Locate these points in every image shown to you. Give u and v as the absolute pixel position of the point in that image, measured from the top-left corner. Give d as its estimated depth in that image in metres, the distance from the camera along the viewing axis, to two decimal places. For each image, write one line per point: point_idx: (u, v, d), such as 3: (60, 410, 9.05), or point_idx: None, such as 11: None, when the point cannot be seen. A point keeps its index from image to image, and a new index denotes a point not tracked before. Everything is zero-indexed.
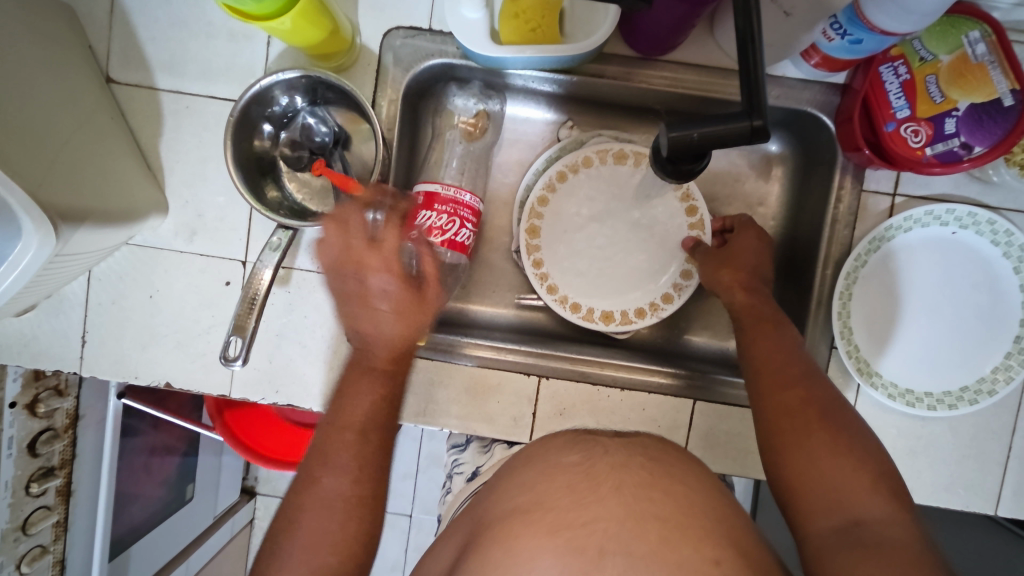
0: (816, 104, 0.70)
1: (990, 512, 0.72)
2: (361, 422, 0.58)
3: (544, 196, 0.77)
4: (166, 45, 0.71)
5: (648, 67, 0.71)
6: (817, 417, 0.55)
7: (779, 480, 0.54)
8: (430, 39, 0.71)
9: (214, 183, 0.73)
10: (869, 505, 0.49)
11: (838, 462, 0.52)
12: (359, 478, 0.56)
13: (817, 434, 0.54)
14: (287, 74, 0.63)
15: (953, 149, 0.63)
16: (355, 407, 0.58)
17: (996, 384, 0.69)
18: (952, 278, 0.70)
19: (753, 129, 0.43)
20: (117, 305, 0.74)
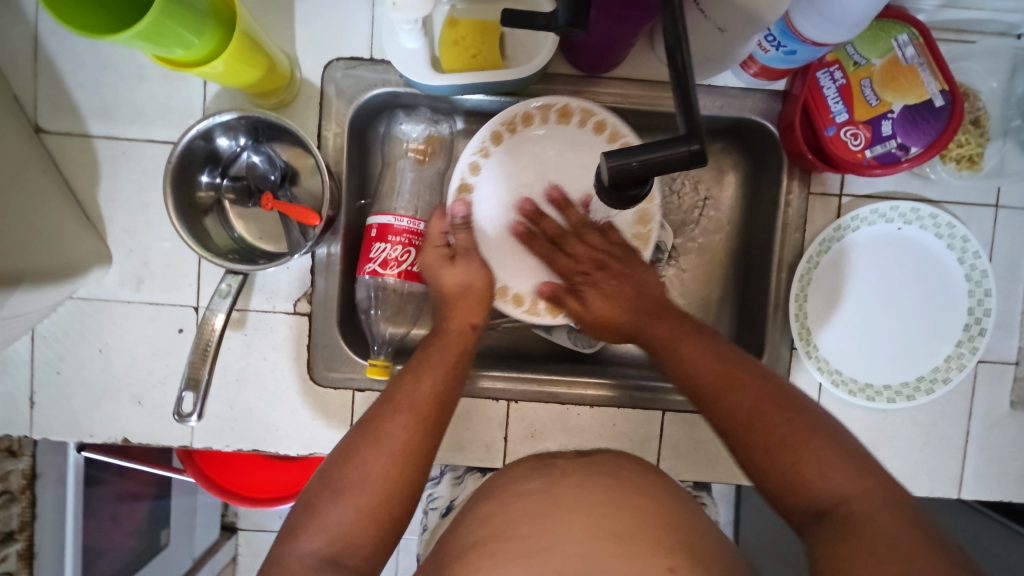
0: (759, 112, 0.71)
1: (954, 496, 0.75)
2: (384, 462, 0.54)
3: (477, 163, 0.70)
4: (97, 90, 0.69)
5: (596, 85, 0.71)
6: (778, 408, 0.52)
7: (767, 480, 0.51)
8: (372, 69, 0.70)
9: (159, 229, 0.71)
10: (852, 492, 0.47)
11: (822, 462, 0.48)
12: (408, 470, 0.55)
13: (786, 433, 0.50)
14: (223, 116, 0.61)
15: (891, 151, 0.64)
16: (376, 451, 0.55)
17: (952, 372, 0.71)
18: (904, 272, 0.72)
19: (691, 154, 0.42)
20: (64, 362, 0.71)
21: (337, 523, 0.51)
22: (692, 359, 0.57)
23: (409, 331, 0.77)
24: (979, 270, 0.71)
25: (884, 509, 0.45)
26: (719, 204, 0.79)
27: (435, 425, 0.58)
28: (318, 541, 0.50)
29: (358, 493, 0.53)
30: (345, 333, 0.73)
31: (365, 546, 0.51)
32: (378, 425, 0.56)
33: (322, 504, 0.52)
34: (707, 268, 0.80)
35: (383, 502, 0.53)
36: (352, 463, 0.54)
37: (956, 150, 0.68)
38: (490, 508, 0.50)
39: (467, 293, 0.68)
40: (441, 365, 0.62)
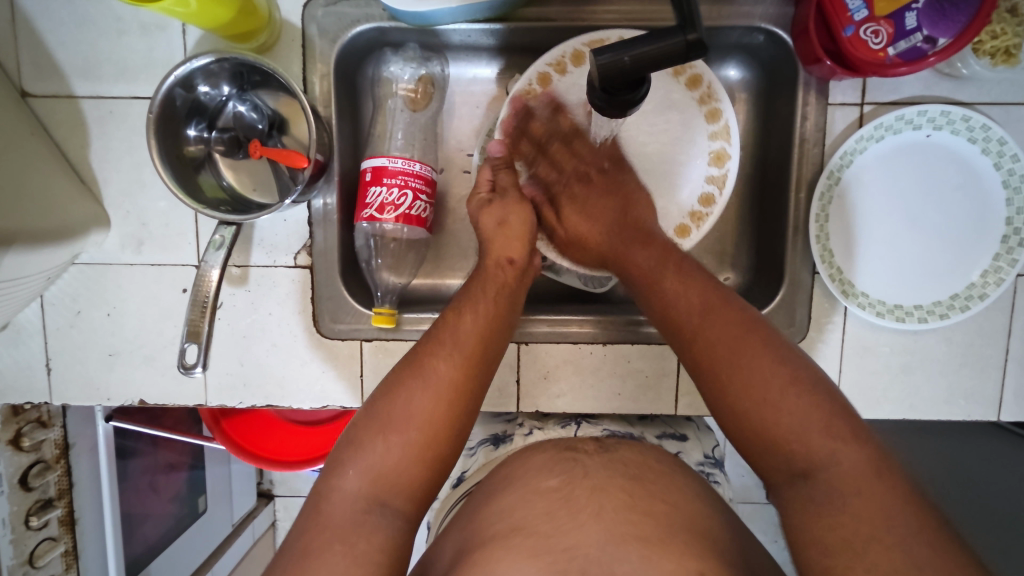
0: (769, 18, 0.66)
1: (993, 419, 0.71)
2: (434, 400, 0.53)
3: (521, 97, 0.68)
4: (77, 49, 0.67)
5: (592, 3, 0.67)
6: (736, 331, 0.54)
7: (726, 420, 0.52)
8: (353, 4, 0.66)
9: (153, 188, 0.70)
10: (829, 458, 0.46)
11: (797, 411, 0.49)
12: (456, 407, 0.54)
13: (762, 380, 0.51)
14: (201, 60, 0.59)
15: (916, 45, 0.59)
16: (421, 390, 0.54)
17: (989, 287, 0.66)
18: (934, 184, 0.67)
19: (687, 44, 0.39)
20: (75, 328, 0.71)
21: (381, 462, 0.51)
22: (679, 294, 0.58)
23: (411, 280, 0.75)
24: (1018, 175, 0.65)
25: (829, 446, 0.47)
26: (730, 127, 0.75)
27: (479, 367, 0.57)
28: (363, 482, 0.50)
29: (406, 433, 0.52)
30: (349, 284, 0.71)
31: (410, 486, 0.51)
32: (424, 362, 0.55)
33: (366, 444, 0.52)
34: None
35: (425, 446, 0.52)
36: (399, 402, 0.53)
37: (990, 42, 0.61)
38: (509, 502, 0.49)
39: (509, 226, 0.65)
40: (487, 308, 0.60)
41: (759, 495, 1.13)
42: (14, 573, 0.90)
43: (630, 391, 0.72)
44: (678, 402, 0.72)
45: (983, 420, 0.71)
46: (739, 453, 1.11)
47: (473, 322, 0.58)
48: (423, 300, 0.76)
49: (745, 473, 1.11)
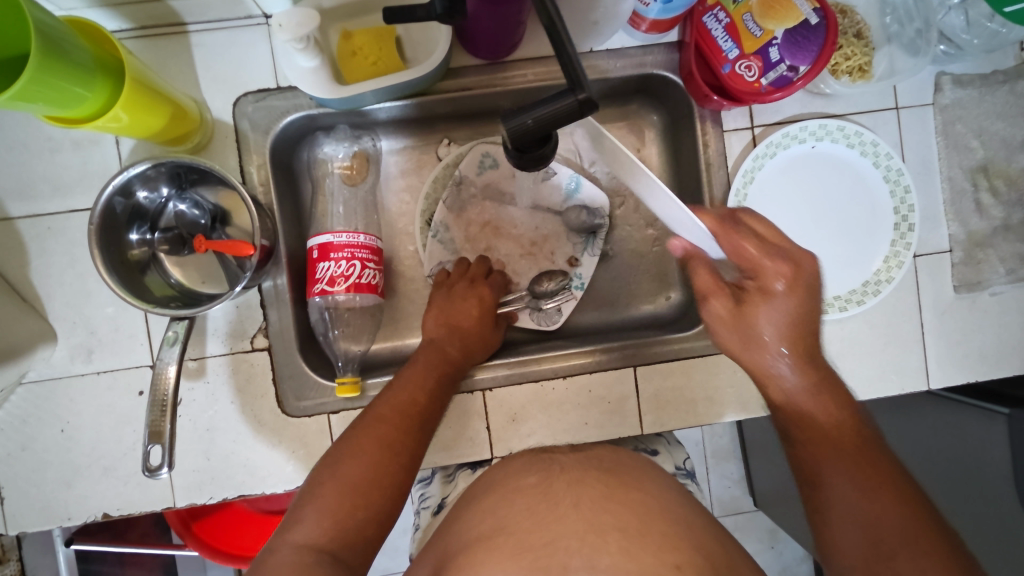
0: (659, 65, 0.74)
1: (925, 388, 0.77)
2: (394, 443, 0.58)
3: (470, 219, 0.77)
4: (9, 171, 0.68)
5: (502, 70, 0.74)
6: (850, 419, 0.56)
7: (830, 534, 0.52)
8: (281, 97, 0.71)
9: (100, 295, 0.70)
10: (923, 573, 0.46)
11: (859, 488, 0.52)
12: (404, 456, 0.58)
13: (865, 487, 0.51)
14: (138, 167, 0.61)
15: (783, 74, 0.67)
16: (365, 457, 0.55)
17: (890, 270, 0.74)
18: (826, 192, 0.76)
19: (579, 102, 0.44)
20: (28, 450, 0.69)
21: (330, 508, 0.51)
22: (819, 421, 0.57)
23: (370, 345, 0.78)
24: (895, 169, 0.74)
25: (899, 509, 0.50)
26: (647, 161, 0.84)
27: (427, 418, 0.62)
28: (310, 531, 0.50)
29: (351, 480, 0.53)
30: (309, 360, 0.73)
31: (359, 537, 0.51)
32: (371, 421, 0.59)
33: (312, 496, 0.52)
34: (649, 221, 0.84)
35: (362, 501, 0.53)
36: (349, 457, 0.55)
37: (845, 63, 0.71)
38: (488, 503, 0.51)
39: (477, 300, 0.75)
40: (434, 363, 0.68)
41: (745, 503, 1.17)
42: None
43: (596, 418, 0.75)
44: (643, 421, 0.76)
45: (917, 391, 0.77)
46: (721, 464, 1.15)
47: (423, 380, 0.65)
48: (385, 365, 0.79)
49: (729, 484, 1.16)
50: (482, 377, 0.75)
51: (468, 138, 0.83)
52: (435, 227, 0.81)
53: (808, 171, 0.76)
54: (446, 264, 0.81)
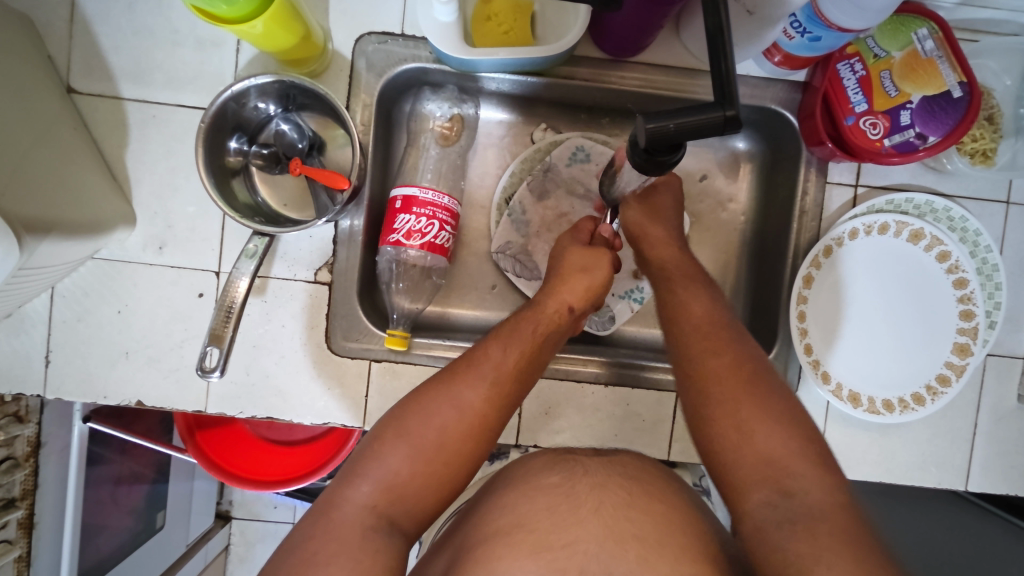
0: (779, 101, 0.73)
1: (961, 488, 0.75)
2: (474, 421, 0.54)
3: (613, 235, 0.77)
4: (130, 53, 0.70)
5: (620, 69, 0.73)
6: (751, 385, 0.55)
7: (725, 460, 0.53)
8: (403, 44, 0.71)
9: (185, 193, 0.71)
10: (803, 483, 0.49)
11: (775, 438, 0.52)
12: (474, 438, 0.54)
13: (747, 416, 0.53)
14: (261, 78, 0.62)
15: (909, 140, 0.66)
16: (442, 424, 0.53)
17: (960, 369, 0.71)
18: (912, 275, 0.73)
19: (725, 118, 0.44)
20: (83, 322, 0.71)
21: (393, 475, 0.51)
22: (706, 360, 0.58)
23: (424, 306, 0.78)
24: (990, 264, 0.72)
25: (809, 459, 0.51)
26: (735, 195, 0.82)
27: (506, 401, 0.57)
28: (370, 492, 0.50)
29: (420, 452, 0.52)
30: (364, 305, 0.73)
31: (418, 507, 0.51)
32: (452, 386, 0.55)
33: (379, 454, 0.52)
34: (723, 255, 0.82)
35: (425, 476, 0.51)
36: (426, 418, 0.53)
37: (971, 143, 0.70)
38: (509, 498, 0.51)
39: (588, 279, 0.66)
40: (528, 339, 0.60)
41: None
42: None
43: (627, 432, 0.75)
44: (671, 447, 0.75)
45: (952, 489, 0.75)
46: None
47: (513, 361, 0.58)
48: (432, 328, 0.79)
49: None
50: None
51: (566, 128, 0.82)
52: (512, 207, 0.80)
53: (895, 252, 0.73)
54: (513, 245, 0.80)
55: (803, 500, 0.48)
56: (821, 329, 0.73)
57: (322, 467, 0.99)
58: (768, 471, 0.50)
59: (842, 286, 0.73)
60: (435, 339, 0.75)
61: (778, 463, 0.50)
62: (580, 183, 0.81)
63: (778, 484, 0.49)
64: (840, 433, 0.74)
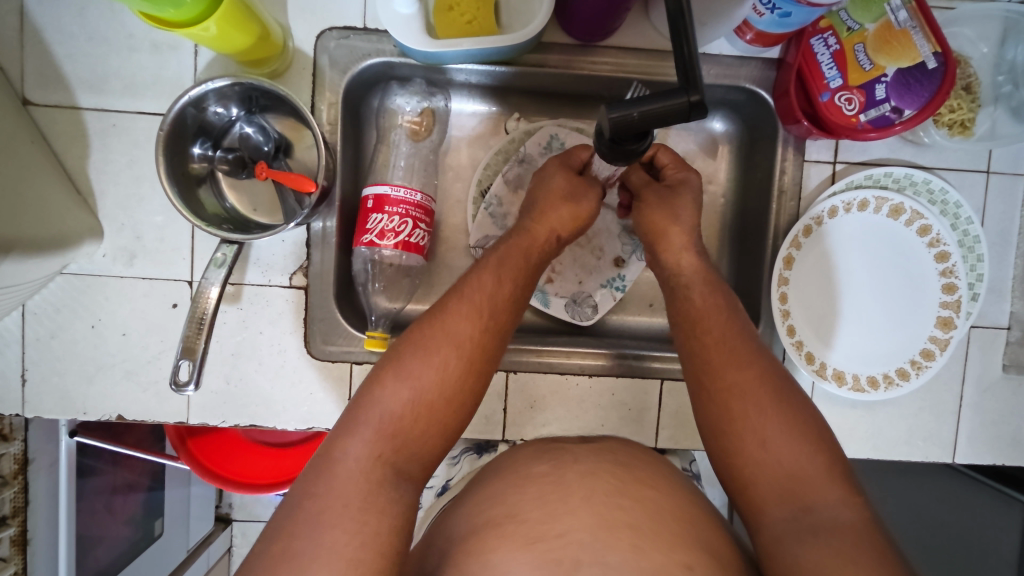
0: (753, 80, 0.71)
1: (949, 460, 0.75)
2: (469, 345, 0.55)
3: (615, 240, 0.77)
4: (85, 61, 0.68)
5: (590, 54, 0.71)
6: (773, 399, 0.54)
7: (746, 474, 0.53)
8: (366, 39, 0.69)
9: (152, 202, 0.70)
10: (831, 501, 0.48)
11: (793, 454, 0.51)
12: (472, 364, 0.55)
13: (767, 430, 0.53)
14: (217, 82, 0.60)
15: (885, 114, 0.65)
16: (439, 355, 0.53)
17: (944, 343, 0.71)
18: (909, 262, 0.73)
19: (690, 104, 0.43)
20: (56, 339, 0.70)
21: (408, 400, 0.51)
22: (725, 372, 0.57)
23: (405, 305, 0.77)
24: (971, 236, 0.71)
25: (832, 476, 0.50)
26: (714, 175, 0.81)
27: (500, 329, 0.58)
28: (396, 422, 0.51)
29: (421, 386, 0.52)
30: (342, 306, 0.72)
31: (423, 443, 0.52)
32: (444, 319, 0.55)
33: (379, 395, 0.51)
34: (704, 238, 0.81)
35: (440, 401, 0.53)
36: (423, 352, 0.54)
37: (948, 114, 0.68)
38: (494, 490, 0.50)
39: (571, 207, 0.66)
40: (515, 270, 0.61)
41: None
42: None
43: (613, 422, 0.74)
44: (659, 434, 0.75)
45: (940, 462, 0.75)
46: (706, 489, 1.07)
47: (505, 278, 0.60)
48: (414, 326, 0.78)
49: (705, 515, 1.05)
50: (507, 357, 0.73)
51: (539, 117, 0.81)
52: (488, 200, 0.79)
53: (897, 239, 0.72)
54: (492, 238, 0.79)
55: (825, 516, 0.47)
56: (804, 309, 0.73)
57: None
58: (790, 489, 0.50)
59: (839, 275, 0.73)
60: None
61: (798, 479, 0.50)
62: None
63: (798, 500, 0.49)
64: (827, 412, 0.74)
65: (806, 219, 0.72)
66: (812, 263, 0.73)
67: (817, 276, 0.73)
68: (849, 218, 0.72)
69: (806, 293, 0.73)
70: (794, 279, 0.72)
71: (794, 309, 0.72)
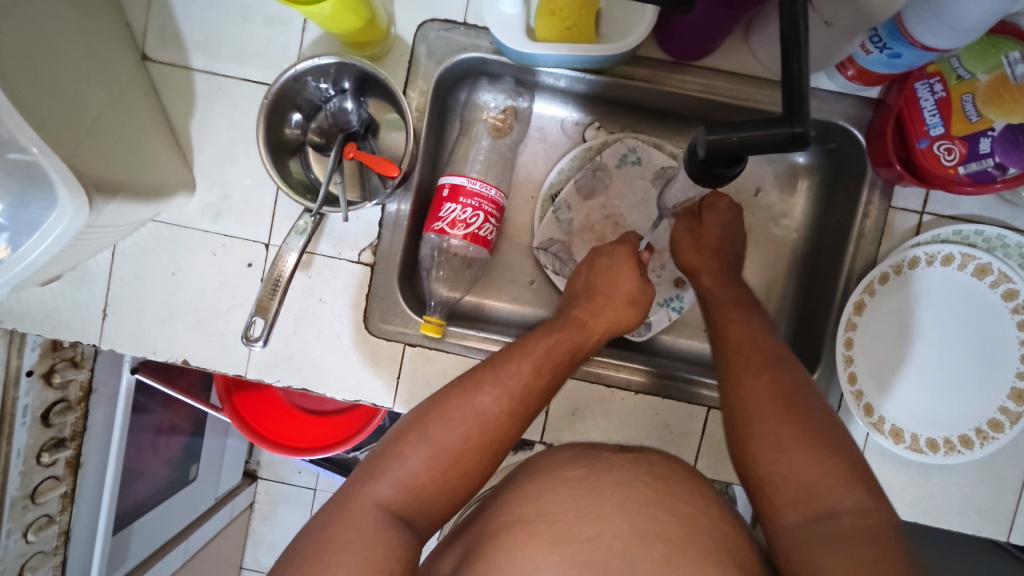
0: (848, 118, 0.69)
1: (1002, 539, 0.71)
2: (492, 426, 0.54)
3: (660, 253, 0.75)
4: (202, 26, 0.72)
5: (681, 73, 0.71)
6: (790, 409, 0.54)
7: (767, 484, 0.51)
8: (465, 33, 0.71)
9: (242, 164, 0.74)
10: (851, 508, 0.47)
11: (813, 458, 0.50)
12: (488, 447, 0.54)
13: (786, 439, 0.52)
14: (324, 59, 0.63)
15: (986, 170, 0.62)
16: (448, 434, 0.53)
17: (1015, 416, 0.67)
18: (973, 317, 0.70)
19: (792, 136, 0.42)
20: (139, 280, 0.74)
21: (445, 448, 0.52)
22: (746, 383, 0.57)
23: (462, 296, 0.79)
24: None
25: (852, 488, 0.48)
26: (789, 210, 0.79)
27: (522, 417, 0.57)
28: (427, 467, 0.51)
29: (441, 457, 0.52)
30: (403, 288, 0.75)
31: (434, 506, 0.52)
32: (473, 389, 0.55)
33: (399, 453, 0.52)
34: (770, 272, 0.80)
35: (440, 471, 0.52)
36: (430, 427, 0.53)
37: None
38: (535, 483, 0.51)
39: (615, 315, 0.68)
40: (562, 354, 0.61)
41: None
42: (15, 505, 0.85)
43: (652, 442, 0.74)
44: (697, 462, 0.74)
45: (992, 539, 0.72)
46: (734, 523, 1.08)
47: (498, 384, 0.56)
48: (469, 318, 0.80)
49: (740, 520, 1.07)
50: None
51: (620, 130, 0.81)
52: (558, 204, 0.80)
53: (957, 293, 0.70)
54: (556, 242, 0.79)
55: (844, 521, 0.46)
56: (868, 358, 0.71)
57: (350, 439, 1.01)
58: (810, 494, 0.48)
59: (896, 322, 0.71)
60: (469, 330, 0.75)
61: (820, 486, 0.49)
62: (629, 185, 0.80)
63: (818, 506, 0.48)
64: (876, 467, 0.71)
65: (882, 265, 0.69)
66: (884, 311, 0.71)
67: (886, 324, 0.71)
68: (929, 268, 0.70)
69: (868, 340, 0.71)
70: (862, 324, 0.70)
71: (857, 354, 0.70)
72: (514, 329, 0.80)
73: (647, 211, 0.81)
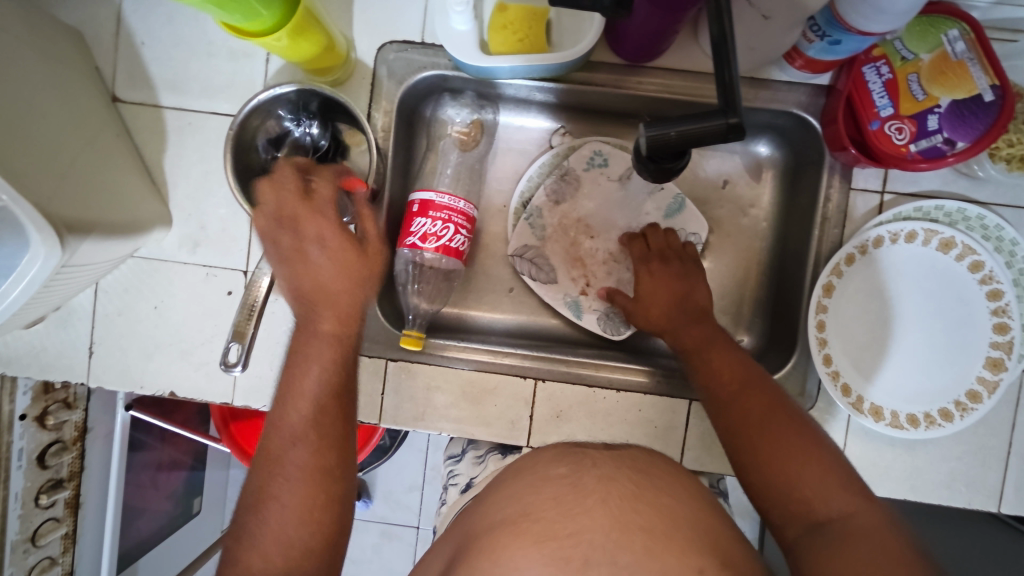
0: (801, 105, 0.71)
1: (993, 509, 0.72)
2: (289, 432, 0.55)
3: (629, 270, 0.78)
4: (169, 64, 0.74)
5: (636, 74, 0.73)
6: (776, 423, 0.55)
7: (767, 501, 0.52)
8: (423, 52, 0.73)
9: (216, 195, 0.75)
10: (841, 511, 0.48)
11: (804, 469, 0.51)
12: (316, 458, 0.54)
13: (776, 455, 0.53)
14: (284, 87, 0.66)
15: (936, 145, 0.64)
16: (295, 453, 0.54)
17: (992, 386, 0.68)
18: (943, 296, 0.71)
19: (729, 126, 0.44)
20: (123, 316, 0.76)
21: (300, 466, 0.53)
22: (731, 404, 0.59)
23: (441, 308, 0.80)
24: None
25: (843, 494, 0.49)
26: (756, 200, 0.81)
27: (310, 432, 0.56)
28: (298, 488, 0.52)
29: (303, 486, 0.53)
30: (382, 305, 0.76)
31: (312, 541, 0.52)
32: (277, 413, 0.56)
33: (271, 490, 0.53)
34: (742, 262, 0.81)
35: (309, 494, 0.53)
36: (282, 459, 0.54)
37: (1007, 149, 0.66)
38: None
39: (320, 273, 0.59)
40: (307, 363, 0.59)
41: None
42: (16, 549, 0.85)
43: (639, 439, 0.75)
44: (685, 455, 0.75)
45: (983, 510, 0.72)
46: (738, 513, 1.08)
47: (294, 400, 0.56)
48: (449, 329, 0.81)
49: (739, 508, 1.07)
50: (492, 362, 0.75)
51: (585, 134, 0.83)
52: (530, 211, 0.81)
53: (925, 274, 0.71)
54: (529, 248, 0.81)
55: (840, 524, 0.47)
56: (842, 339, 0.71)
57: None
58: (803, 507, 0.50)
59: (868, 308, 0.72)
60: (450, 341, 0.77)
61: (810, 498, 0.50)
62: (598, 188, 0.82)
63: (812, 516, 0.49)
64: (862, 447, 0.72)
65: (846, 245, 0.70)
66: (853, 295, 0.72)
67: (858, 308, 0.72)
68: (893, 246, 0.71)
69: (842, 324, 0.71)
70: (833, 306, 0.71)
71: (832, 339, 0.71)
72: (495, 337, 0.81)
73: (616, 211, 0.82)
